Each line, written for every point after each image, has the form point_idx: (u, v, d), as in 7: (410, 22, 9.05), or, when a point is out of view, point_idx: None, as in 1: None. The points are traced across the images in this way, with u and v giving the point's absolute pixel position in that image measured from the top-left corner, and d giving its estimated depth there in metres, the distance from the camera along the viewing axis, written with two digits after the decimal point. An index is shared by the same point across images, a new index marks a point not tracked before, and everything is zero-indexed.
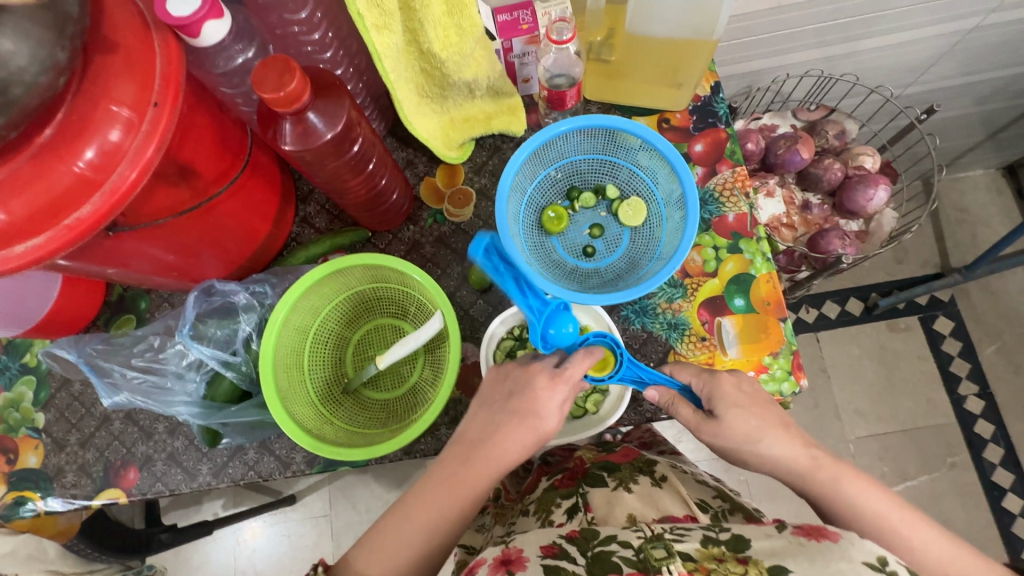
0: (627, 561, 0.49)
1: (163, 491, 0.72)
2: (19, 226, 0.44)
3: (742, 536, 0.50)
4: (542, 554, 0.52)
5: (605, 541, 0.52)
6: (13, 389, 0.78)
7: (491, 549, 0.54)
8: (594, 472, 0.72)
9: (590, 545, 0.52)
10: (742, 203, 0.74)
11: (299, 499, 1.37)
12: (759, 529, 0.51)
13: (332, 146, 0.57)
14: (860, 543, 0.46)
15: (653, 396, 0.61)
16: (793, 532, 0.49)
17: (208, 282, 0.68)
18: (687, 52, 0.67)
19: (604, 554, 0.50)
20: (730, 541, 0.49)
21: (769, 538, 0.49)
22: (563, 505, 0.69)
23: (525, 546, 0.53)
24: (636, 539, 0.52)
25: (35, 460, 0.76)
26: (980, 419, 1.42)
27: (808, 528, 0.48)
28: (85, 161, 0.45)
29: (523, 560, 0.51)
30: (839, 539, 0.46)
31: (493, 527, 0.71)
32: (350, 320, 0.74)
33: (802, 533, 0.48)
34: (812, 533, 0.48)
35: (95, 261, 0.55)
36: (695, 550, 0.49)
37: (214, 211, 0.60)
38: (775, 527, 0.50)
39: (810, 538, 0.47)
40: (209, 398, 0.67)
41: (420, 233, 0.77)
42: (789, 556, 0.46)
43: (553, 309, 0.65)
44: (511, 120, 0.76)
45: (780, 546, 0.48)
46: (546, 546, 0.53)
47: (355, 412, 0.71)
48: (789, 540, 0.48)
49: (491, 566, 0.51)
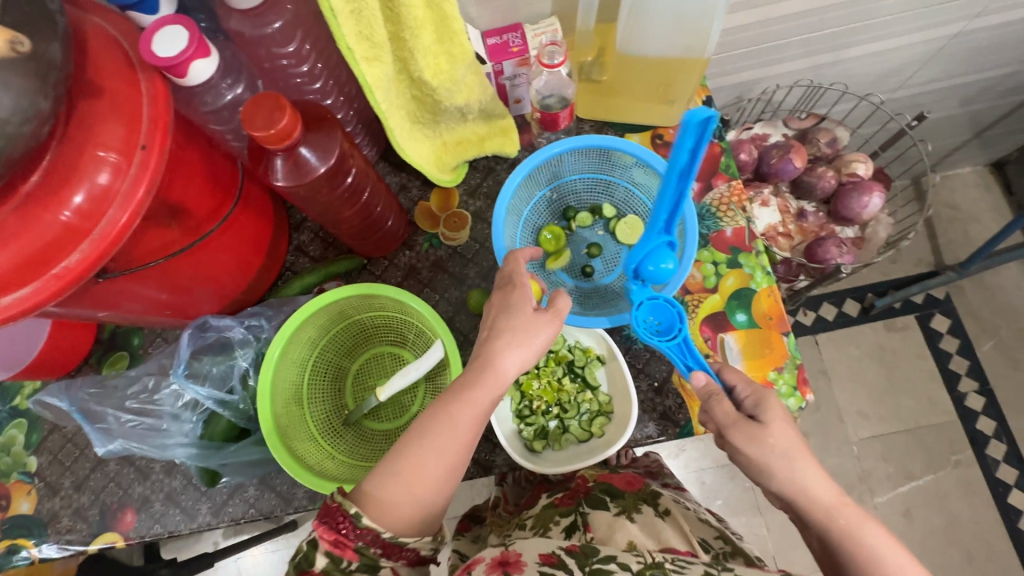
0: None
1: (162, 534, 0.71)
2: (5, 278, 0.43)
3: None
4: (540, 561, 0.53)
5: (604, 559, 0.53)
6: (4, 433, 0.76)
7: (490, 547, 0.56)
8: (596, 494, 0.72)
9: (588, 561, 0.53)
10: (739, 217, 0.74)
11: (301, 525, 1.35)
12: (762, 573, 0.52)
13: (325, 179, 0.56)
14: None
15: (698, 382, 0.56)
16: None
17: (202, 318, 0.66)
18: (678, 71, 0.67)
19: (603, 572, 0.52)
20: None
21: None
22: (561, 523, 0.69)
23: (524, 550, 0.55)
24: (635, 563, 0.53)
25: (28, 505, 0.74)
26: (981, 416, 1.42)
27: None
28: (73, 208, 0.44)
29: (520, 564, 0.53)
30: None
31: (490, 537, 0.73)
32: (349, 349, 0.73)
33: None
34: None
35: (85, 306, 0.54)
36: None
37: (206, 248, 0.59)
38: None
39: None
40: (206, 438, 0.65)
41: (417, 258, 0.76)
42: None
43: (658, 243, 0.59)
44: (504, 141, 0.75)
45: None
46: (545, 553, 0.55)
47: (356, 444, 0.69)
48: None
49: (489, 565, 0.53)
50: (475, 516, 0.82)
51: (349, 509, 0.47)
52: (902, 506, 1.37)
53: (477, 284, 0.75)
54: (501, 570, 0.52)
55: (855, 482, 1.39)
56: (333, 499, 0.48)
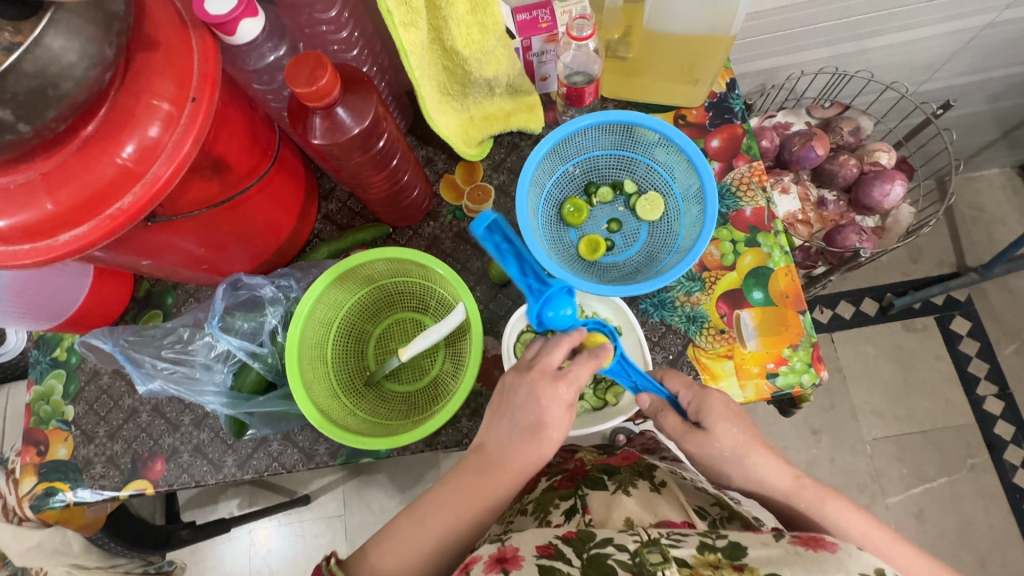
0: (622, 564, 0.52)
1: (190, 483, 0.74)
2: (64, 216, 0.46)
3: (739, 544, 0.53)
4: (538, 554, 0.54)
5: (601, 544, 0.55)
6: (44, 382, 0.80)
7: (486, 544, 0.56)
8: (594, 475, 0.73)
9: (586, 547, 0.54)
10: (759, 197, 0.75)
11: (314, 499, 1.38)
12: (757, 536, 0.54)
13: (359, 141, 0.58)
14: (857, 556, 0.51)
15: (642, 404, 0.62)
16: (791, 541, 0.53)
17: (235, 276, 0.69)
18: (704, 48, 0.68)
19: (600, 556, 0.53)
20: (726, 548, 0.53)
21: (766, 546, 0.53)
22: (561, 506, 0.70)
23: (520, 544, 0.55)
24: (632, 542, 0.54)
25: (65, 451, 0.77)
26: (1000, 420, 1.40)
27: (806, 538, 0.53)
28: (126, 154, 0.47)
29: (518, 559, 0.53)
30: (837, 551, 0.51)
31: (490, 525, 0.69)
32: (372, 314, 0.75)
33: (799, 543, 0.53)
34: (811, 543, 0.52)
35: (130, 252, 0.57)
36: (691, 556, 0.53)
37: (243, 205, 0.62)
38: (773, 535, 0.55)
39: (805, 549, 0.52)
40: (236, 389, 0.68)
41: (440, 229, 0.79)
42: (788, 565, 0.50)
43: (553, 290, 0.60)
44: (529, 117, 0.78)
45: (779, 555, 0.52)
46: (541, 545, 0.55)
47: (377, 404, 0.72)
48: (786, 548, 0.53)
49: (487, 563, 0.53)
50: None
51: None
52: (914, 507, 1.36)
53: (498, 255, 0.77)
54: (499, 567, 0.52)
55: (866, 481, 1.38)
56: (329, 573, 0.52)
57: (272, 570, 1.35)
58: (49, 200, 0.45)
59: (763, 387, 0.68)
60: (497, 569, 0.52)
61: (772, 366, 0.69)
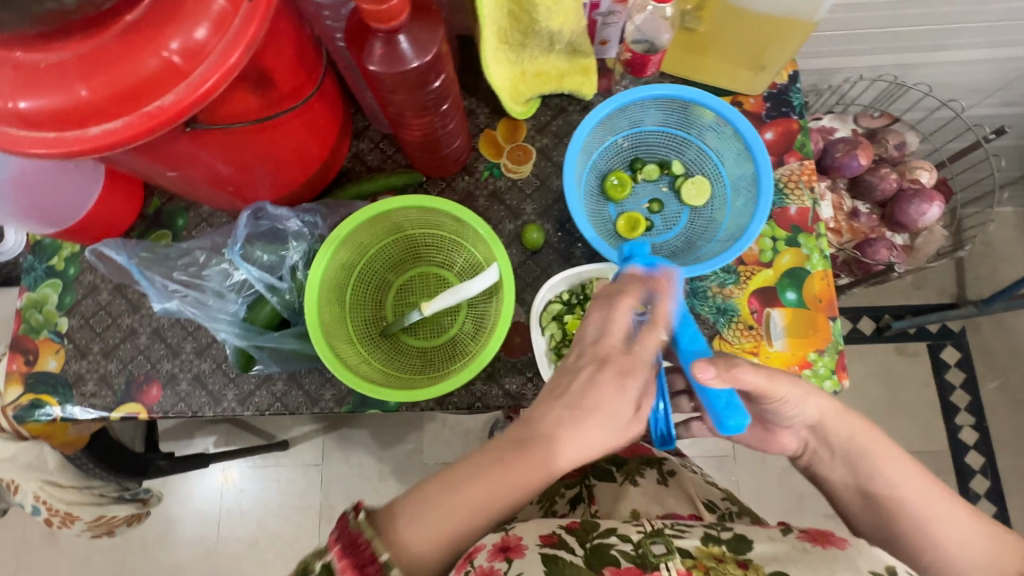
0: (625, 555, 0.52)
1: (186, 413, 0.71)
2: (97, 106, 0.42)
3: (744, 537, 0.54)
4: (541, 543, 0.53)
5: (604, 534, 0.54)
6: (37, 291, 0.76)
7: (489, 532, 0.53)
8: (601, 465, 0.72)
9: (589, 537, 0.54)
10: (806, 197, 0.73)
11: (292, 446, 1.37)
12: (765, 531, 0.55)
13: (417, 76, 0.54)
14: (867, 553, 0.51)
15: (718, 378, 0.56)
16: (799, 536, 0.54)
17: (259, 204, 0.66)
18: (782, 32, 0.65)
19: (603, 546, 0.53)
20: (731, 541, 0.54)
21: (772, 541, 0.54)
22: (567, 495, 0.70)
23: (525, 534, 0.53)
24: (636, 533, 0.54)
25: (55, 364, 0.73)
26: (972, 450, 1.44)
27: (814, 534, 0.53)
28: (172, 49, 0.42)
29: (522, 547, 0.51)
30: (847, 547, 0.51)
31: None
32: (395, 264, 0.73)
33: (808, 538, 0.53)
34: (819, 540, 0.52)
35: (156, 159, 0.52)
36: (695, 548, 0.53)
37: (281, 127, 0.58)
38: (781, 530, 0.55)
39: (814, 545, 0.52)
40: (248, 321, 0.65)
41: (475, 185, 0.76)
42: (794, 562, 0.50)
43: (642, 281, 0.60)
44: (584, 81, 0.74)
45: (784, 549, 0.52)
46: (545, 533, 0.54)
47: (391, 356, 0.69)
48: (793, 544, 0.53)
49: (490, 552, 0.51)
50: None
51: (379, 553, 0.44)
52: None
53: (532, 220, 0.74)
54: (503, 557, 0.50)
55: None
56: (359, 531, 0.46)
57: (243, 511, 1.34)
58: (85, 86, 0.41)
59: None
60: (500, 558, 0.50)
61: (795, 369, 0.68)
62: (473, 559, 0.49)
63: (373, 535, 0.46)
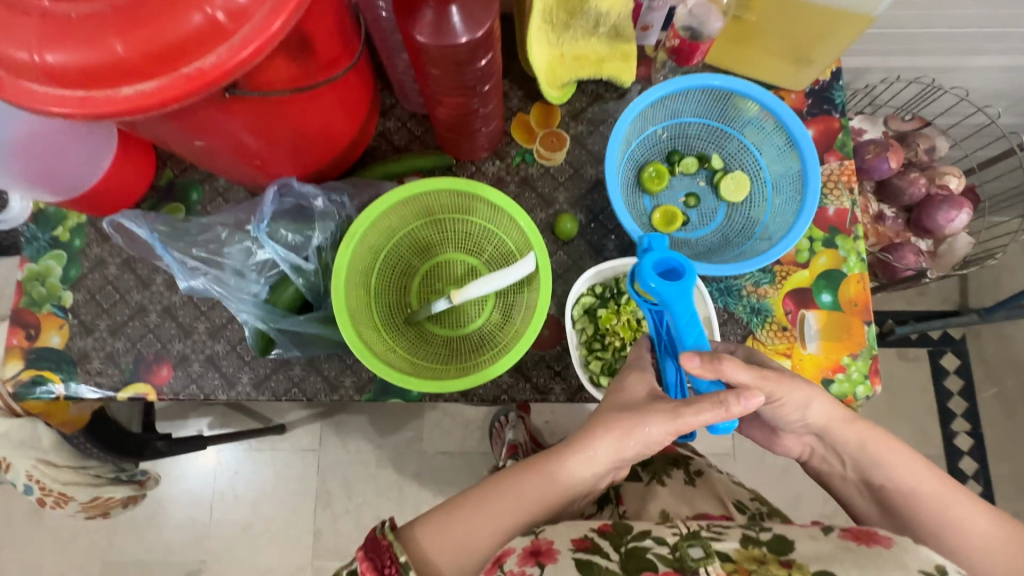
0: (663, 559, 0.48)
1: (198, 395, 0.68)
2: (131, 66, 0.39)
3: (785, 539, 0.51)
4: (574, 548, 0.49)
5: (639, 537, 0.51)
6: (40, 262, 0.72)
7: (519, 537, 0.50)
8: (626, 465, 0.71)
9: (623, 540, 0.50)
10: (844, 197, 0.72)
11: (289, 430, 1.28)
12: (804, 531, 0.52)
13: (465, 54, 0.51)
14: (914, 551, 0.47)
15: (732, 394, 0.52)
16: (840, 535, 0.50)
17: (285, 180, 0.63)
18: (839, 26, 0.62)
19: (639, 550, 0.49)
20: (771, 542, 0.50)
21: (814, 541, 0.50)
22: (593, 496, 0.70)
23: (556, 537, 0.50)
24: (671, 535, 0.51)
25: (59, 340, 0.70)
26: (968, 456, 1.39)
27: (857, 533, 0.50)
28: (215, 7, 0.39)
29: (553, 552, 0.48)
30: (892, 546, 0.48)
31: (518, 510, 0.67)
32: (422, 249, 0.70)
33: (850, 538, 0.50)
34: (863, 539, 0.49)
35: (185, 128, 0.49)
36: (734, 550, 0.49)
37: (316, 100, 0.54)
38: (822, 530, 0.52)
39: (859, 545, 0.49)
40: (271, 303, 0.63)
41: (506, 170, 0.73)
42: (840, 562, 0.47)
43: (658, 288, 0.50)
44: (623, 68, 0.71)
45: (829, 551, 0.49)
46: (576, 537, 0.50)
47: (417, 344, 0.67)
48: (837, 544, 0.50)
49: (520, 556, 0.48)
50: None
51: (399, 554, 0.47)
52: None
53: (564, 209, 0.72)
54: (534, 563, 0.47)
55: None
56: (384, 536, 0.48)
57: (236, 493, 1.26)
58: (120, 41, 0.38)
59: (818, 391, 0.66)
60: (531, 563, 0.47)
61: (828, 372, 0.67)
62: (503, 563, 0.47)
63: (395, 537, 0.48)
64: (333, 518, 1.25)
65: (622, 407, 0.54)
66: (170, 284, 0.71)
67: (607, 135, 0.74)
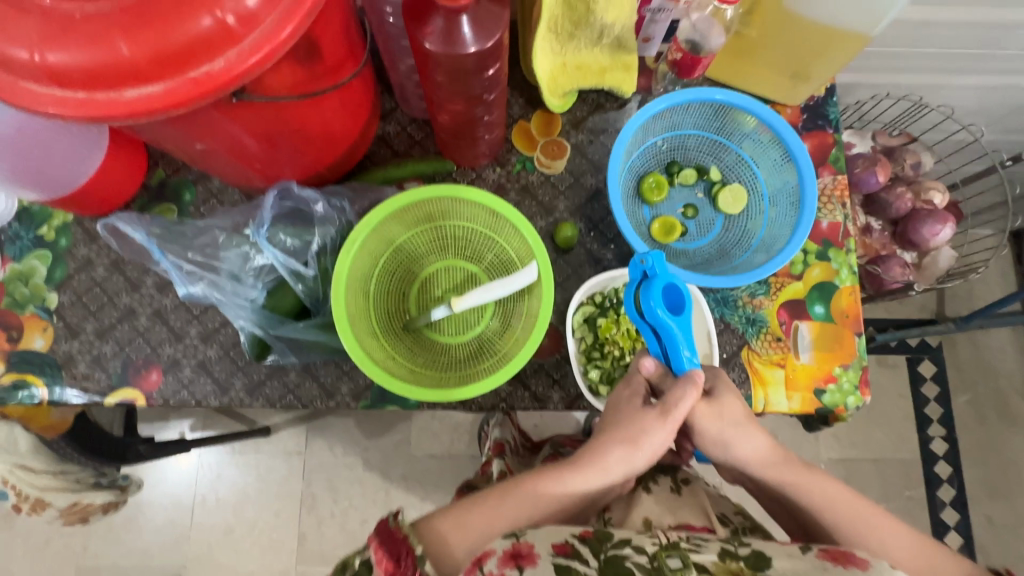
0: (641, 568, 0.45)
1: (188, 401, 0.67)
2: (137, 68, 0.38)
3: (763, 554, 0.46)
4: (554, 553, 0.45)
5: (619, 544, 0.47)
6: (23, 262, 0.70)
7: (499, 537, 0.47)
8: None
9: (603, 547, 0.46)
10: (837, 211, 0.73)
11: (274, 433, 1.26)
12: (782, 546, 0.47)
13: (472, 64, 0.51)
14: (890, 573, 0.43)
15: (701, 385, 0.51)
16: (819, 555, 0.46)
17: (286, 183, 0.63)
18: (836, 46, 0.63)
19: (617, 558, 0.45)
20: (750, 557, 0.46)
21: (792, 558, 0.46)
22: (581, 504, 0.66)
23: (537, 540, 0.47)
24: (650, 544, 0.47)
25: (42, 343, 0.67)
26: (940, 460, 1.34)
27: (835, 553, 0.46)
28: (227, 12, 0.38)
29: (534, 556, 0.45)
30: (870, 569, 0.44)
31: None
32: (421, 257, 0.69)
33: (829, 557, 0.46)
34: (840, 559, 0.45)
35: (184, 129, 0.48)
36: (712, 563, 0.45)
37: (320, 104, 0.54)
38: (798, 547, 0.47)
39: (838, 566, 0.44)
40: (269, 309, 0.63)
41: (506, 178, 0.73)
42: None
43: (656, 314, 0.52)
44: (624, 78, 0.72)
45: (804, 568, 0.45)
46: (557, 542, 0.47)
47: (414, 352, 0.66)
48: (814, 563, 0.45)
49: (500, 558, 0.45)
50: (472, 487, 0.74)
51: (415, 546, 0.46)
52: None
53: (564, 218, 0.72)
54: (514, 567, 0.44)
55: None
56: (399, 527, 0.47)
57: (218, 497, 1.24)
58: (126, 43, 0.37)
59: (809, 401, 0.68)
60: (511, 567, 0.44)
61: (820, 383, 0.68)
62: (483, 564, 0.45)
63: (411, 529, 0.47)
64: (318, 521, 1.23)
65: (627, 417, 0.54)
66: (161, 286, 0.69)
67: (607, 145, 0.74)
